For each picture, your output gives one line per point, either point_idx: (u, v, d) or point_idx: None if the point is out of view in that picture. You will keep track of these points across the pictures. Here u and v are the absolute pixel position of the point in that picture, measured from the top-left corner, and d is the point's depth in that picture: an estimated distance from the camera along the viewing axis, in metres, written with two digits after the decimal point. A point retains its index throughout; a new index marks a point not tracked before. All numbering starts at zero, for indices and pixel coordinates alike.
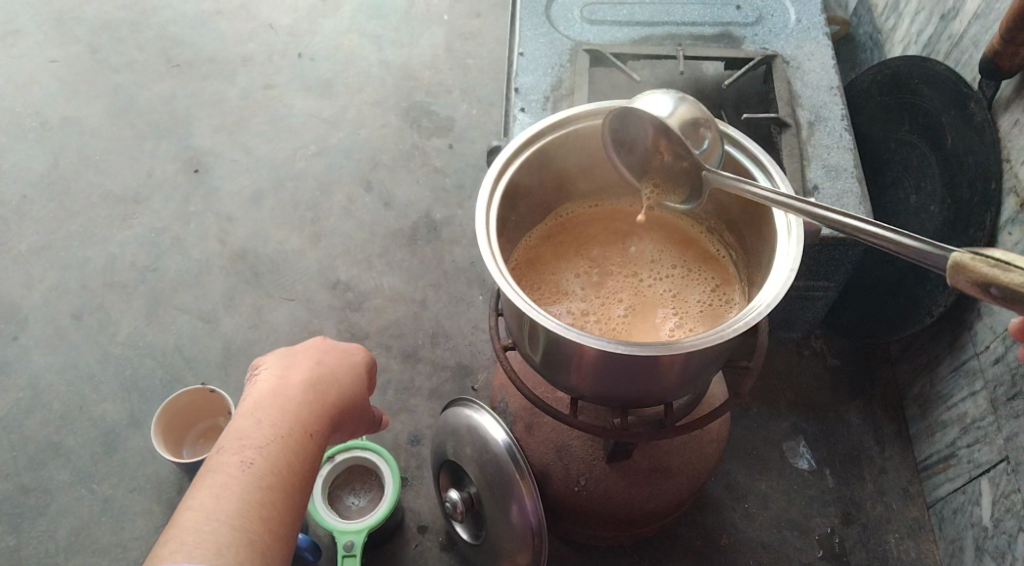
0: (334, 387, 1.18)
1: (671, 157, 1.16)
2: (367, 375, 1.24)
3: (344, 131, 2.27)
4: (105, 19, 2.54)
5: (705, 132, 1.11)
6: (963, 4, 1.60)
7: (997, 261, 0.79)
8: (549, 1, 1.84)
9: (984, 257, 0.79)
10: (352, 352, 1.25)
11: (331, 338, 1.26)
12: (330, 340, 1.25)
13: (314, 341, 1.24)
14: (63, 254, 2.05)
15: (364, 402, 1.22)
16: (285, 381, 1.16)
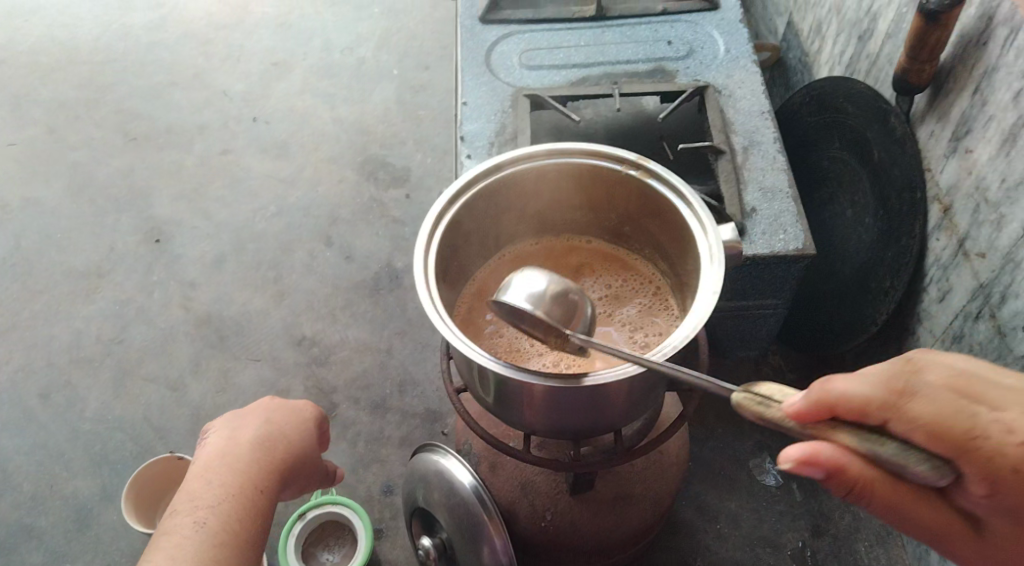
0: (283, 442, 1.20)
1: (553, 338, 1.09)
2: (316, 428, 1.26)
3: (301, 189, 2.31)
4: (61, 99, 2.59)
5: (578, 303, 1.07)
6: (876, 24, 1.67)
7: (763, 397, 0.88)
8: (488, 51, 1.88)
9: (754, 394, 0.88)
10: (301, 408, 1.27)
11: (280, 396, 1.29)
12: (280, 397, 1.28)
13: (265, 400, 1.27)
14: (28, 333, 2.07)
15: (315, 454, 1.24)
16: (235, 441, 1.18)
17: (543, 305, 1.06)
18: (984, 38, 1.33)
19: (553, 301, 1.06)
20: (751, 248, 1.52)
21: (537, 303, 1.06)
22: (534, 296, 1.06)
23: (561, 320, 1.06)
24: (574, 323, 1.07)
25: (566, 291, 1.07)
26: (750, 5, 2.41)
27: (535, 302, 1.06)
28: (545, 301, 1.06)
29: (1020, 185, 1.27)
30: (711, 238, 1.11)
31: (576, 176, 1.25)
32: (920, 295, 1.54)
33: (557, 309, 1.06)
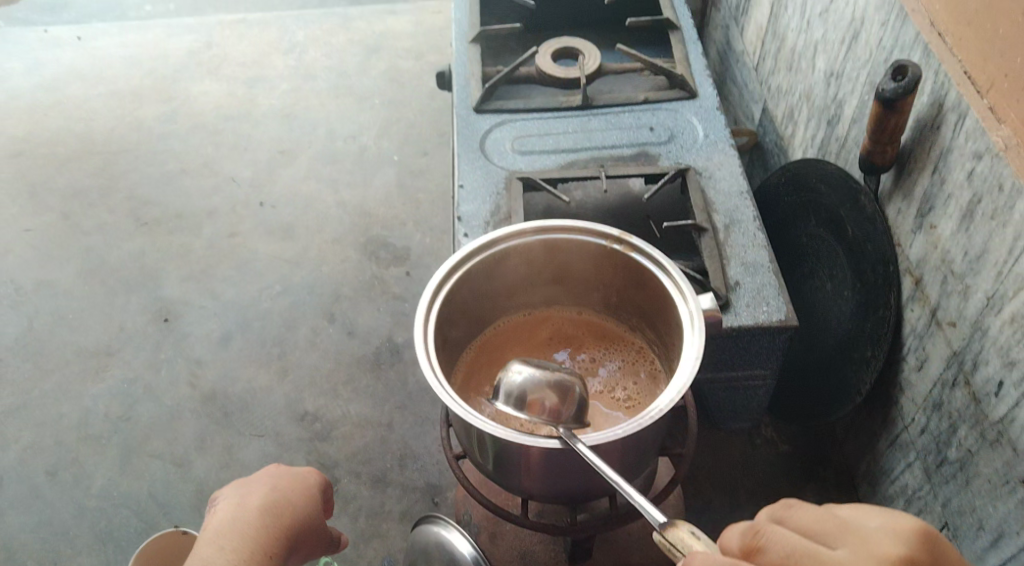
0: (287, 506, 1.24)
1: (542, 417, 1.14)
2: (323, 494, 1.30)
3: (305, 269, 2.40)
4: (76, 187, 2.71)
5: (578, 392, 1.15)
6: (842, 110, 1.80)
7: (673, 545, 0.96)
8: (483, 138, 2.01)
9: (664, 540, 0.97)
10: (308, 475, 1.31)
11: (285, 464, 1.33)
12: (285, 465, 1.32)
13: (270, 468, 1.31)
14: (38, 412, 2.12)
15: (321, 521, 1.27)
16: (244, 506, 1.23)
17: (542, 381, 1.15)
18: (937, 122, 1.44)
19: (552, 381, 1.15)
20: (736, 319, 1.59)
21: (539, 378, 1.15)
22: (538, 372, 1.16)
23: (554, 400, 1.14)
24: (565, 408, 1.14)
25: (569, 377, 1.16)
26: (728, 93, 2.57)
27: (537, 376, 1.15)
28: (546, 378, 1.15)
29: (980, 258, 1.35)
30: (691, 305, 1.20)
31: (564, 251, 1.35)
32: (900, 364, 1.60)
33: (554, 389, 1.14)
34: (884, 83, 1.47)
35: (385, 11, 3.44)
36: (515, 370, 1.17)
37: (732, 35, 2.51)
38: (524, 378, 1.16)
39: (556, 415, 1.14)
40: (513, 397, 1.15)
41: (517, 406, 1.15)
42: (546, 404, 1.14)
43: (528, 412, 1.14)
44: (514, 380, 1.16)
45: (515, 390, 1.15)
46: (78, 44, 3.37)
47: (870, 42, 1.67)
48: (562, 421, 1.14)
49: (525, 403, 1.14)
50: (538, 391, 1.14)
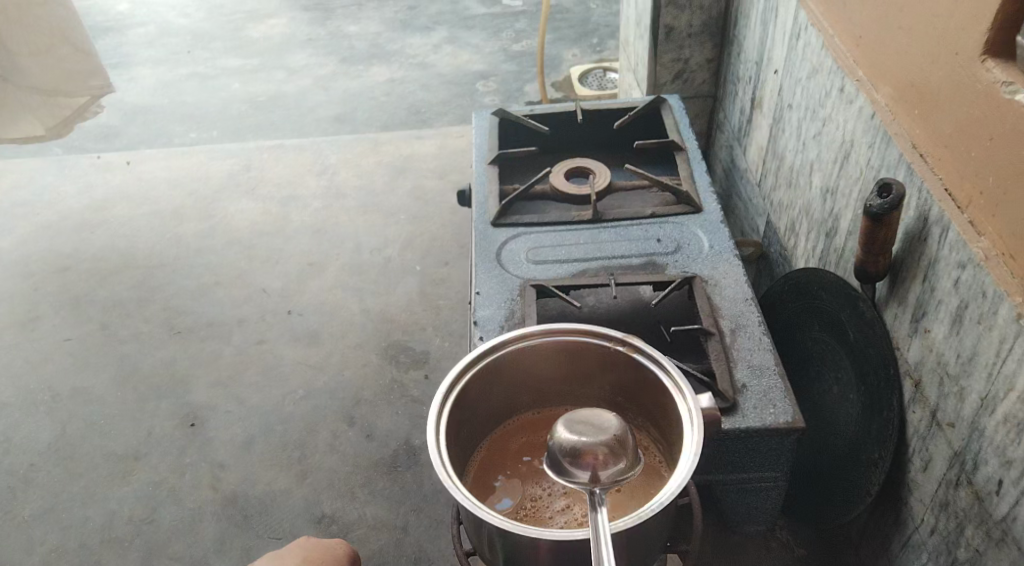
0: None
1: (588, 463, 1.16)
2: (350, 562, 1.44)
3: (329, 374, 2.49)
4: (115, 299, 2.87)
5: (626, 466, 1.17)
6: (839, 223, 1.90)
7: None
8: (499, 249, 2.14)
9: None
10: (334, 546, 1.45)
11: (315, 537, 1.47)
12: (314, 537, 1.46)
13: (300, 540, 1.46)
14: (65, 515, 2.17)
15: None
16: None
17: (594, 438, 1.17)
18: (923, 234, 1.54)
19: (605, 437, 1.17)
20: (744, 422, 1.63)
21: (590, 434, 1.18)
22: (591, 429, 1.19)
23: (603, 456, 1.16)
24: (614, 465, 1.16)
25: (621, 434, 1.18)
26: (734, 207, 2.71)
27: (589, 433, 1.18)
28: (598, 434, 1.17)
29: (971, 359, 1.40)
30: (689, 402, 1.27)
31: (570, 351, 1.43)
32: (907, 465, 1.62)
33: (605, 445, 1.17)
34: (871, 199, 1.57)
35: (412, 136, 3.69)
36: (568, 426, 1.20)
37: (735, 155, 2.67)
38: (576, 434, 1.19)
39: (603, 473, 1.16)
40: (561, 455, 1.18)
41: (565, 464, 1.18)
42: (594, 462, 1.16)
43: (575, 469, 1.17)
44: (565, 437, 1.19)
45: (565, 447, 1.18)
46: (127, 169, 3.64)
47: (859, 161, 1.79)
48: (607, 479, 1.16)
49: (574, 459, 1.17)
50: (598, 443, 1.17)
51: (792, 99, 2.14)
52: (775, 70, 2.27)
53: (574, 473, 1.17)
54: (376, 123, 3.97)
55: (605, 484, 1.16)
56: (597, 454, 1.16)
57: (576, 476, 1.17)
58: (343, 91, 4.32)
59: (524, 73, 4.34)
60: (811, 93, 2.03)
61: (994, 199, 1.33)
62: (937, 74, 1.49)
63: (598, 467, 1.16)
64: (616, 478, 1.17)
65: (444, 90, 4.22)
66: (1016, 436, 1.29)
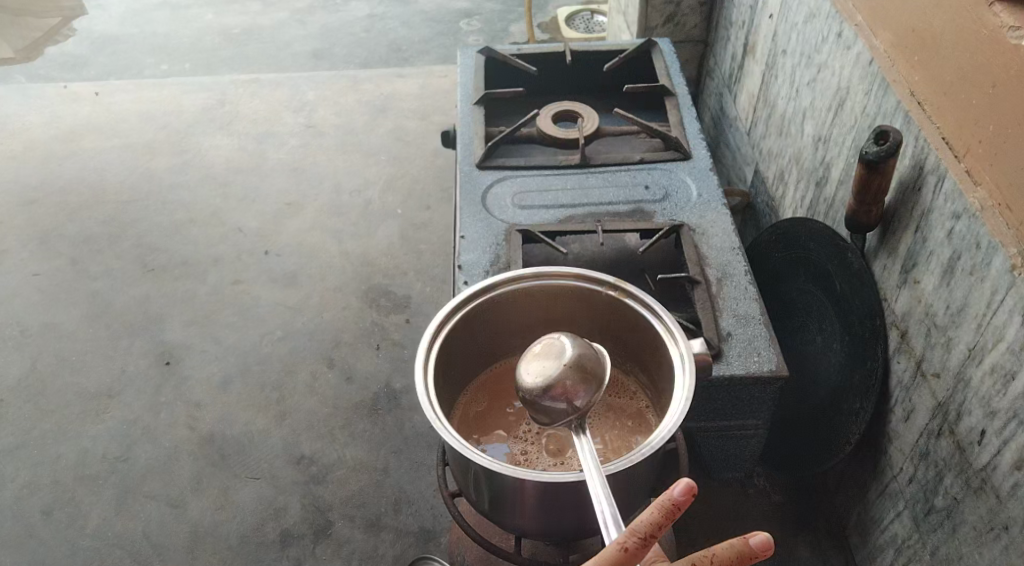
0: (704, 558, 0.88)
1: (559, 396, 1.19)
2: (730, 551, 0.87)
3: (307, 315, 2.45)
4: (86, 234, 2.79)
5: (596, 387, 1.21)
6: (830, 172, 1.88)
7: None
8: (485, 193, 2.09)
9: None
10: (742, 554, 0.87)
11: (735, 547, 0.87)
12: (732, 550, 0.87)
13: (725, 548, 0.87)
14: (37, 451, 2.13)
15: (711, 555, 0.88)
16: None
17: (554, 371, 1.20)
18: (918, 184, 1.51)
19: (565, 365, 1.20)
20: (728, 368, 1.60)
21: (550, 368, 1.21)
22: (549, 363, 1.22)
23: (569, 385, 1.19)
24: (582, 388, 1.20)
25: (580, 358, 1.21)
26: (722, 155, 2.67)
27: (550, 367, 1.21)
28: (558, 366, 1.20)
29: (960, 311, 1.40)
30: (681, 346, 1.27)
31: (559, 296, 1.42)
32: (888, 415, 1.63)
33: (568, 373, 1.20)
34: (868, 146, 1.54)
35: (393, 74, 3.59)
36: (530, 369, 1.22)
37: (726, 103, 2.62)
38: (536, 373, 1.22)
39: (577, 398, 1.19)
40: (532, 396, 1.21)
41: (540, 402, 1.20)
42: (562, 394, 1.19)
43: (550, 406, 1.20)
44: (528, 380, 1.21)
45: (532, 390, 1.21)
46: (95, 99, 3.50)
47: (854, 109, 1.75)
48: (583, 403, 1.19)
49: (544, 399, 1.20)
50: (562, 373, 1.20)
51: (787, 45, 2.10)
52: (770, 14, 2.21)
53: (551, 408, 1.20)
54: (356, 59, 3.85)
55: (582, 410, 1.19)
56: (566, 382, 1.19)
57: (552, 409, 1.20)
58: (321, 26, 4.17)
59: (509, 12, 4.21)
60: (808, 39, 1.98)
61: (994, 148, 1.31)
62: (940, 19, 1.46)
63: (570, 393, 1.19)
64: (591, 399, 1.20)
65: (426, 28, 4.09)
66: (1002, 387, 1.30)
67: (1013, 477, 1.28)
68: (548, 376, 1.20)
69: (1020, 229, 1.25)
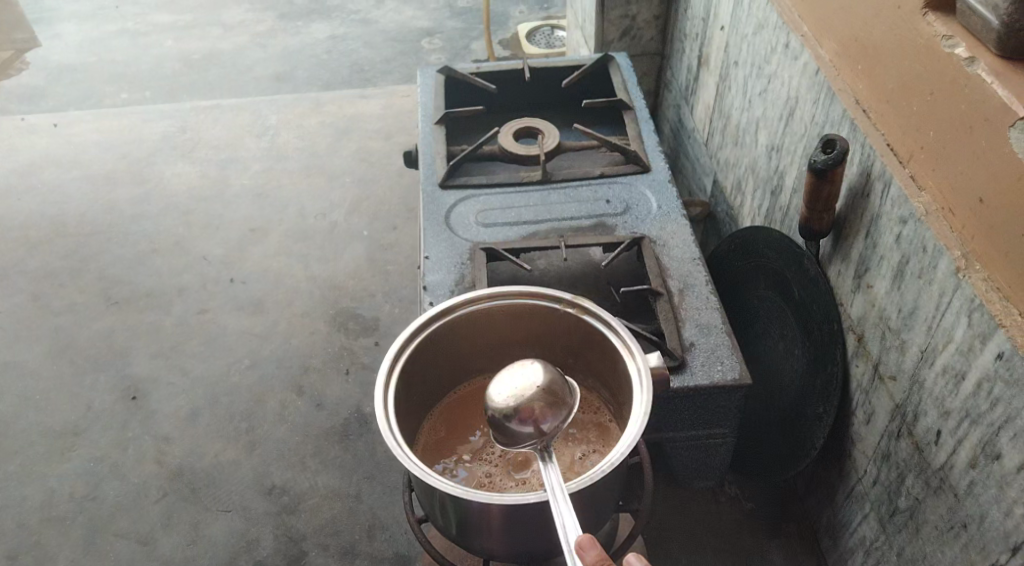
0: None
1: (525, 420, 1.20)
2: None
3: (276, 343, 2.44)
4: (47, 269, 2.75)
5: (564, 414, 1.22)
6: (784, 180, 1.91)
7: None
8: (446, 212, 2.09)
9: None
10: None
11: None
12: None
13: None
14: (1, 494, 2.09)
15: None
16: None
17: (525, 395, 1.21)
18: (866, 191, 1.55)
19: (536, 390, 1.21)
20: (692, 377, 1.62)
21: (521, 391, 1.22)
22: (522, 385, 1.23)
23: (537, 409, 1.21)
24: (550, 413, 1.21)
25: (551, 383, 1.23)
26: (682, 166, 2.71)
27: (522, 391, 1.22)
28: (530, 390, 1.22)
29: (912, 314, 1.43)
30: (638, 361, 1.28)
31: (520, 315, 1.43)
32: (850, 418, 1.66)
33: (538, 397, 1.21)
34: (817, 155, 1.57)
35: (356, 95, 3.59)
36: (502, 391, 1.23)
37: (683, 113, 2.66)
38: (508, 396, 1.22)
39: (544, 423, 1.21)
40: (501, 417, 1.22)
41: (507, 425, 1.21)
42: (530, 417, 1.20)
43: (517, 428, 1.21)
44: (499, 400, 1.22)
45: (499, 412, 1.22)
46: (53, 131, 3.46)
47: (804, 118, 1.79)
48: (549, 428, 1.21)
49: (511, 421, 1.21)
50: (533, 397, 1.21)
51: (739, 56, 2.13)
52: (722, 27, 2.25)
53: (517, 433, 1.21)
54: (318, 82, 3.84)
55: (548, 435, 1.21)
56: (534, 407, 1.21)
57: (518, 433, 1.21)
58: (283, 48, 4.17)
59: (470, 29, 4.24)
60: (757, 50, 2.01)
61: (936, 154, 1.34)
62: (881, 32, 1.50)
63: (535, 417, 1.20)
64: (557, 425, 1.22)
65: (388, 48, 4.10)
66: (954, 387, 1.33)
67: (969, 475, 1.31)
68: (519, 398, 1.21)
69: (963, 231, 1.28)
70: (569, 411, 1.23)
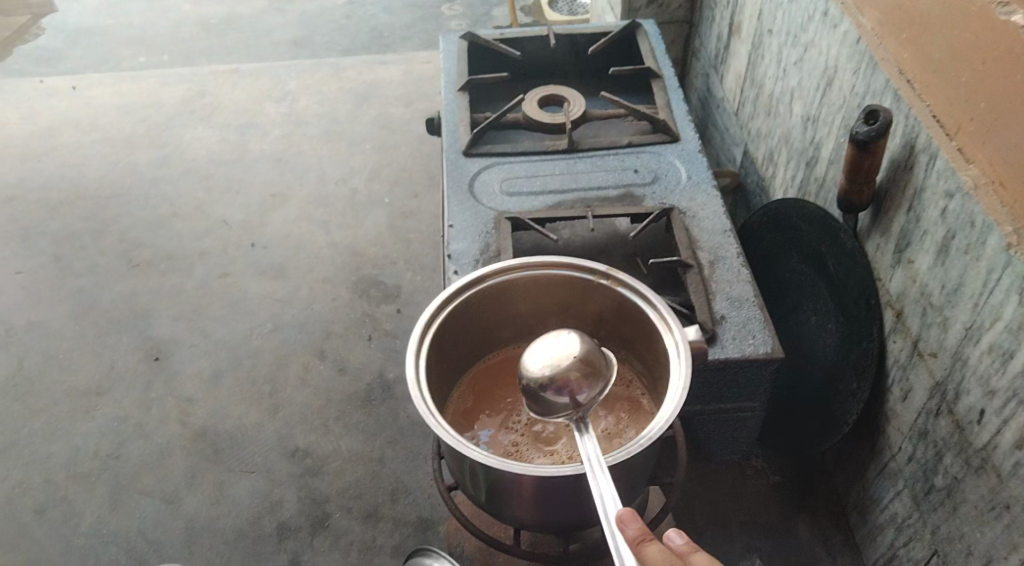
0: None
1: (560, 390, 1.20)
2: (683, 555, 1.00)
3: (298, 308, 2.43)
4: (69, 230, 2.75)
5: (600, 385, 1.21)
6: (819, 152, 1.88)
7: None
8: (471, 180, 2.07)
9: None
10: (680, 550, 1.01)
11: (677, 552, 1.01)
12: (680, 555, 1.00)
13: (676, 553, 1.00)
14: (27, 451, 2.11)
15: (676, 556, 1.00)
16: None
17: (561, 365, 1.20)
18: (909, 162, 1.52)
19: (573, 360, 1.20)
20: (722, 351, 1.60)
21: (558, 360, 1.21)
22: (558, 355, 1.21)
23: (573, 380, 1.20)
24: (586, 384, 1.20)
25: (589, 354, 1.21)
26: (710, 137, 2.67)
27: (557, 361, 1.21)
28: (567, 359, 1.20)
29: (957, 290, 1.40)
30: (676, 334, 1.26)
31: (553, 284, 1.41)
32: (885, 394, 1.64)
33: (575, 368, 1.20)
34: (858, 126, 1.54)
35: (376, 61, 3.55)
36: (538, 360, 1.22)
37: (712, 83, 2.62)
38: (544, 365, 1.21)
39: (579, 394, 1.20)
40: (535, 386, 1.21)
41: (542, 395, 1.21)
42: (566, 388, 1.19)
43: (552, 398, 1.20)
44: (535, 369, 1.21)
45: (535, 381, 1.21)
46: (72, 93, 3.44)
47: (842, 88, 1.75)
48: (585, 399, 1.20)
49: (547, 391, 1.20)
50: (570, 368, 1.20)
51: (774, 24, 2.09)
52: None
53: (552, 402, 1.20)
54: (337, 47, 3.80)
55: (584, 406, 1.20)
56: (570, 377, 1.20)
57: (553, 403, 1.20)
58: (301, 13, 4.12)
59: None
60: (794, 18, 1.97)
61: (986, 126, 1.31)
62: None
63: (570, 388, 1.20)
64: (592, 396, 1.21)
65: (408, 14, 4.05)
66: (1000, 366, 1.31)
67: (1014, 455, 1.29)
68: (555, 368, 1.20)
69: (1014, 205, 1.26)
70: (603, 382, 1.22)
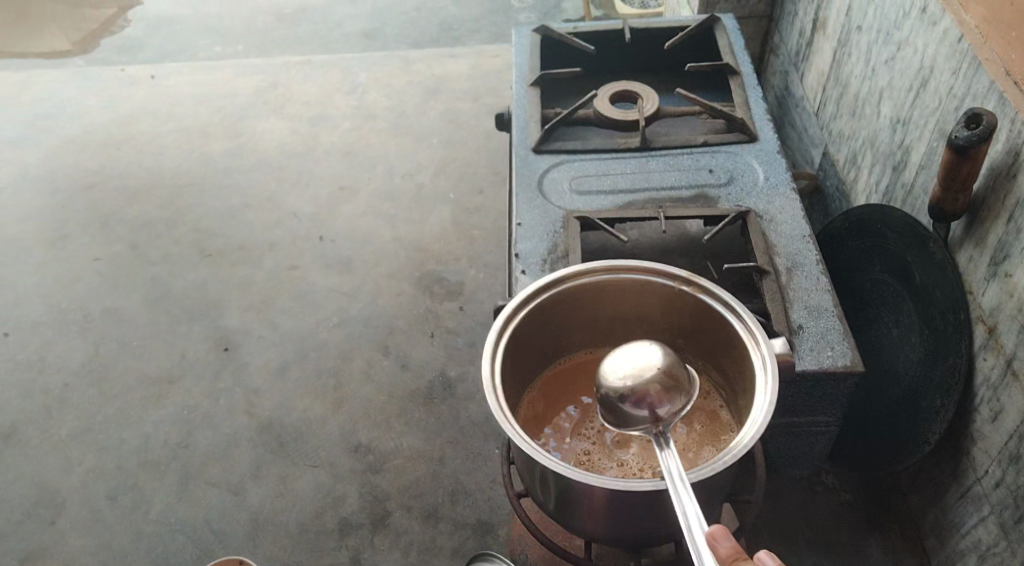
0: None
1: (640, 402, 1.15)
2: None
3: (363, 302, 2.44)
4: (145, 219, 2.82)
5: (682, 401, 1.16)
6: (909, 156, 1.78)
7: None
8: (541, 177, 2.03)
9: None
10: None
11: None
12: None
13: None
14: (102, 436, 2.18)
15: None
16: None
17: (643, 377, 1.16)
18: (1013, 170, 1.41)
19: (655, 372, 1.16)
20: (804, 362, 1.53)
21: (640, 371, 1.16)
22: (640, 366, 1.17)
23: (654, 393, 1.15)
24: (667, 398, 1.15)
25: (671, 367, 1.17)
26: (787, 136, 2.57)
27: (638, 373, 1.17)
28: (649, 371, 1.16)
29: None
30: (762, 348, 1.20)
31: (632, 290, 1.36)
32: (972, 414, 1.54)
33: (657, 380, 1.15)
34: (958, 130, 1.44)
35: (444, 54, 3.54)
36: (618, 370, 1.18)
37: (791, 80, 2.51)
38: (624, 376, 1.17)
39: (659, 407, 1.15)
40: (614, 397, 1.17)
41: (620, 407, 1.17)
42: (646, 400, 1.15)
43: (631, 411, 1.16)
44: (615, 380, 1.17)
45: (613, 392, 1.17)
46: (150, 83, 3.53)
47: (939, 89, 1.65)
48: (665, 413, 1.15)
49: (625, 403, 1.16)
50: (652, 380, 1.15)
51: (863, 20, 1.98)
52: None
53: (631, 414, 1.16)
54: (406, 40, 3.80)
55: (664, 420, 1.15)
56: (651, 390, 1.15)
57: (632, 415, 1.16)
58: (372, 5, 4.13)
59: None
60: (887, 14, 1.86)
61: None
62: None
63: (650, 400, 1.15)
64: (674, 411, 1.16)
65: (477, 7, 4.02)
66: None
67: None
68: (636, 379, 1.16)
69: None
70: (687, 399, 1.17)
